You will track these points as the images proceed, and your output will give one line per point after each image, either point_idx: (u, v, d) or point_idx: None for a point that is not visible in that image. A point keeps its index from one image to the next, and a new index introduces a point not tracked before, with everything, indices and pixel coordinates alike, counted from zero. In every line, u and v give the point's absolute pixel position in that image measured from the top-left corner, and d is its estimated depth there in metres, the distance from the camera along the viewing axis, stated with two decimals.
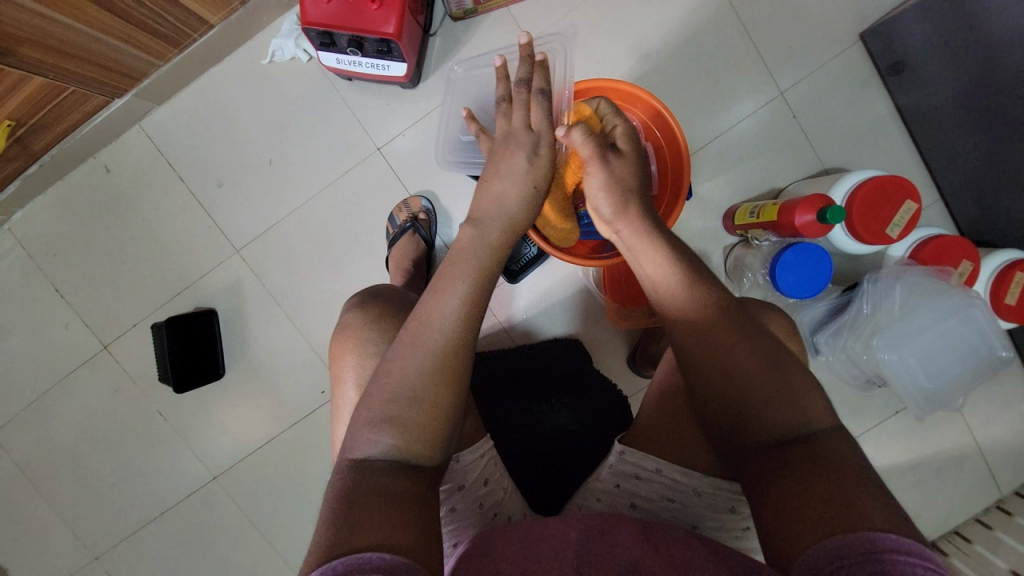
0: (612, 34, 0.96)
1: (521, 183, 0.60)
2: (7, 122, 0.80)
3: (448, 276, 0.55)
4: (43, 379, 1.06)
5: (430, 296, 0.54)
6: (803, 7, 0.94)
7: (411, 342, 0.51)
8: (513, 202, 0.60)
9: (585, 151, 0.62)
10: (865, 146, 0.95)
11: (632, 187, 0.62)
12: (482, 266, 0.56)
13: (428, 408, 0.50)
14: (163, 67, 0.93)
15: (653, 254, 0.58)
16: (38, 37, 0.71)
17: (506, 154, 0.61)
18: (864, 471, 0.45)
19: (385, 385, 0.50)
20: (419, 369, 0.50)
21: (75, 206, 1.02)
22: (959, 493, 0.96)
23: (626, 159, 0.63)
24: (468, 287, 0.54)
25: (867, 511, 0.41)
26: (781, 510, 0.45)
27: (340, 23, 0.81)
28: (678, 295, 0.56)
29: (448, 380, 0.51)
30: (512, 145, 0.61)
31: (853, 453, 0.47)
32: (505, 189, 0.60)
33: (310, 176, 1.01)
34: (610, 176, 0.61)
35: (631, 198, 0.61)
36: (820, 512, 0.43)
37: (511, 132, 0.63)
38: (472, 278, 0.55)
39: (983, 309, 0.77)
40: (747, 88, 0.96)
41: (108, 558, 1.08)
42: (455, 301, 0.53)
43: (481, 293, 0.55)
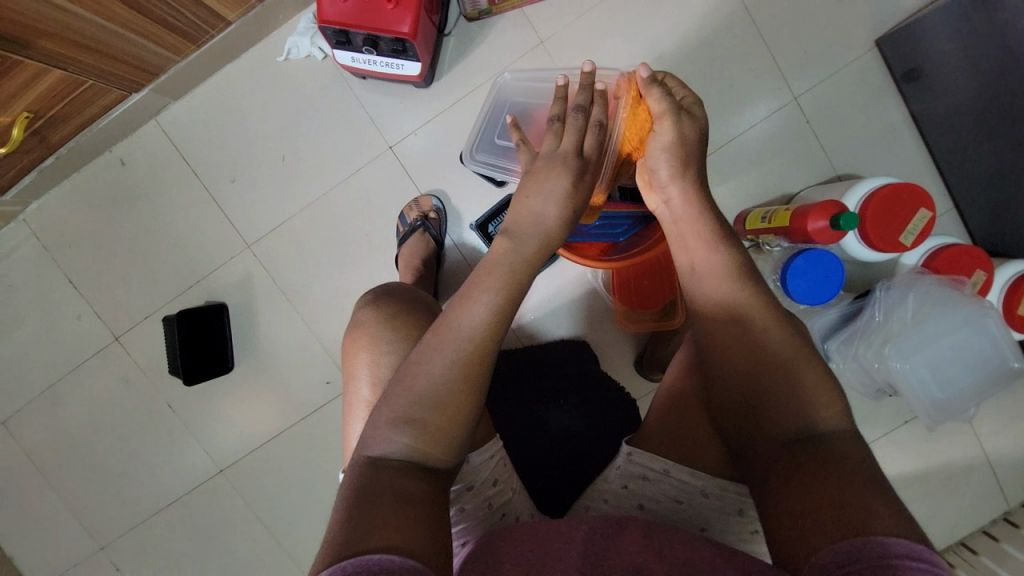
0: (626, 36, 0.96)
1: (560, 203, 0.58)
2: (26, 115, 0.81)
3: (477, 282, 0.55)
4: (54, 369, 1.07)
5: (459, 301, 0.54)
6: (819, 12, 0.94)
7: (433, 346, 0.52)
8: (552, 223, 0.58)
9: (660, 102, 0.60)
10: (879, 153, 0.95)
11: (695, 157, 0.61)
12: (512, 275, 0.55)
13: (444, 412, 0.50)
14: (180, 63, 0.93)
15: (702, 230, 0.59)
16: (58, 31, 0.71)
17: (551, 176, 0.58)
18: (875, 476, 0.45)
19: (407, 389, 0.50)
20: (439, 373, 0.50)
21: (90, 199, 1.04)
22: (967, 504, 0.96)
23: (692, 124, 0.61)
24: (497, 295, 0.54)
25: (878, 517, 0.41)
26: (792, 514, 0.45)
27: (357, 22, 0.81)
28: (727, 274, 0.56)
29: (469, 385, 0.51)
30: (558, 163, 0.59)
31: (864, 459, 0.46)
32: (545, 210, 0.58)
33: (322, 173, 1.01)
34: (678, 135, 0.60)
35: (690, 167, 0.61)
36: (831, 516, 0.43)
37: (557, 152, 0.60)
38: (505, 286, 0.54)
39: (997, 319, 0.76)
40: (761, 94, 0.95)
41: (114, 548, 1.09)
42: (483, 308, 0.53)
43: (509, 305, 0.54)
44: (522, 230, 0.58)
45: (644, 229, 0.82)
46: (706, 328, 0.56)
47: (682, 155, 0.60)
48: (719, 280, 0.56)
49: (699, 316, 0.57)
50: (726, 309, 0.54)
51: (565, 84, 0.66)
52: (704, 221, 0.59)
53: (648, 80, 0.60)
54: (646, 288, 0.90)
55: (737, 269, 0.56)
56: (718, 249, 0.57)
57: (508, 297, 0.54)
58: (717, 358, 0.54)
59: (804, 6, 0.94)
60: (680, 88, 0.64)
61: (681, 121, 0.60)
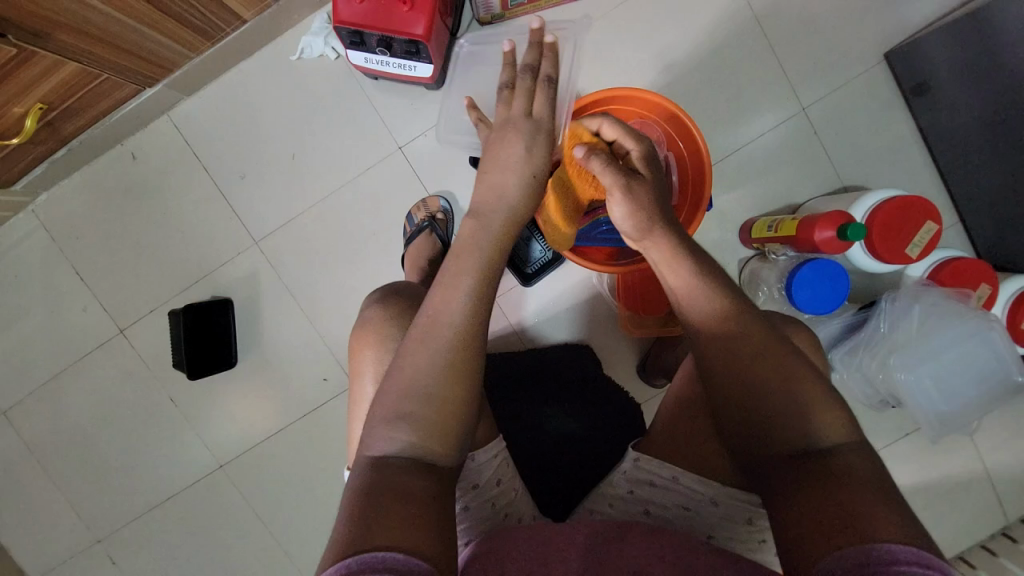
0: (637, 44, 0.96)
1: (521, 173, 0.61)
2: (40, 106, 0.81)
3: (454, 270, 0.56)
4: (58, 360, 1.07)
5: (439, 290, 0.55)
6: (829, 25, 0.95)
7: (422, 337, 0.52)
8: (512, 191, 0.60)
9: (610, 177, 0.60)
10: (885, 165, 0.96)
11: (659, 196, 0.61)
12: (489, 258, 0.57)
13: (441, 403, 0.50)
14: (194, 59, 0.94)
15: (679, 256, 0.58)
16: (75, 23, 0.72)
17: (503, 141, 0.62)
18: (882, 485, 0.45)
19: (400, 381, 0.51)
20: (432, 364, 0.51)
21: (100, 191, 1.04)
22: (966, 519, 0.95)
23: (647, 177, 0.61)
24: (473, 280, 0.55)
25: (883, 526, 0.41)
26: (798, 521, 0.45)
27: (371, 23, 0.82)
28: (706, 300, 0.56)
29: (464, 374, 0.52)
30: (512, 132, 0.63)
31: (871, 468, 0.47)
32: (506, 180, 0.61)
33: (330, 172, 1.02)
34: (634, 200, 0.59)
35: (660, 221, 0.60)
36: (838, 524, 0.43)
37: (509, 118, 0.64)
38: (479, 273, 0.55)
39: (1002, 332, 0.76)
40: (769, 103, 0.96)
41: (111, 541, 1.09)
42: (463, 293, 0.54)
43: (487, 287, 0.56)
44: (498, 218, 0.59)
45: None
46: (701, 340, 0.55)
47: (642, 218, 0.59)
48: (700, 303, 0.56)
49: (693, 334, 0.56)
50: (711, 323, 0.55)
51: (514, 49, 0.67)
52: (679, 254, 0.59)
53: (587, 156, 0.61)
54: (652, 293, 0.91)
55: (711, 293, 0.56)
56: (695, 275, 0.57)
57: (487, 288, 0.55)
58: (716, 363, 0.54)
59: (815, 19, 0.95)
60: (624, 140, 0.64)
61: (636, 181, 0.60)
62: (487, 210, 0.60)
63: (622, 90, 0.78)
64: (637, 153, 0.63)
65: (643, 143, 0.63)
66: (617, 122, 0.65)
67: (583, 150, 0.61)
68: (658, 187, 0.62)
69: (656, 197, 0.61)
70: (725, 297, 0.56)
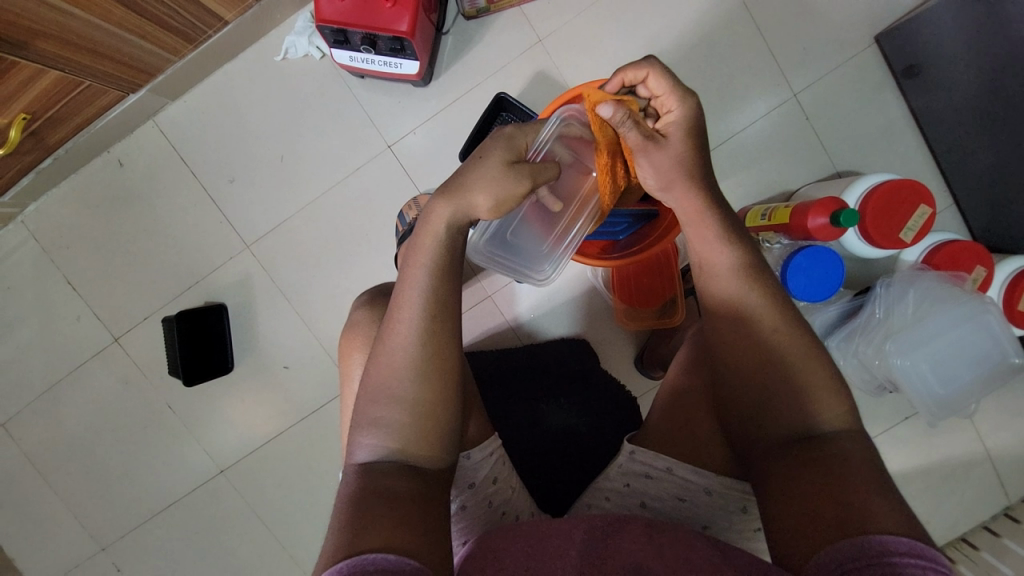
0: (625, 34, 0.95)
1: (480, 179, 0.56)
2: (23, 116, 0.80)
3: (410, 265, 0.54)
4: (53, 370, 1.07)
5: (400, 286, 0.54)
6: (818, 8, 0.94)
7: (389, 337, 0.52)
8: (479, 207, 0.56)
9: (634, 137, 0.59)
10: (878, 149, 0.95)
11: (695, 157, 0.59)
12: (442, 250, 0.55)
13: (416, 403, 0.50)
14: (178, 63, 0.93)
15: (716, 230, 0.56)
16: (54, 31, 0.71)
17: (477, 158, 0.58)
18: (874, 473, 0.45)
19: (373, 383, 0.51)
20: (402, 364, 0.51)
21: (88, 199, 1.03)
22: (967, 501, 0.96)
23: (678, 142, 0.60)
24: (428, 271, 0.53)
25: (876, 516, 0.41)
26: (787, 512, 0.46)
27: (354, 21, 0.81)
28: (735, 278, 0.54)
29: (438, 370, 0.51)
30: (498, 141, 0.59)
31: (864, 456, 0.47)
32: (474, 199, 0.56)
33: (320, 173, 1.01)
34: (657, 164, 0.59)
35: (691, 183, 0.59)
36: (827, 516, 0.43)
37: (499, 134, 0.60)
38: (435, 267, 0.54)
39: (996, 314, 0.76)
40: (760, 90, 0.95)
41: (115, 549, 1.09)
42: (420, 288, 0.53)
43: (444, 279, 0.54)
44: (443, 206, 0.55)
45: (644, 227, 0.81)
46: (711, 327, 0.56)
47: (674, 175, 0.59)
48: (730, 283, 0.54)
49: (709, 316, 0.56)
50: (736, 308, 0.53)
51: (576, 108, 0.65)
52: (714, 229, 0.57)
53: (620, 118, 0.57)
54: (646, 286, 0.91)
55: (752, 281, 0.54)
56: (736, 256, 0.55)
57: (443, 278, 0.54)
58: (727, 351, 0.53)
59: (804, 3, 0.94)
60: (665, 97, 0.60)
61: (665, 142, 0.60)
62: (438, 199, 0.56)
63: None
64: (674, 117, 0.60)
65: (686, 105, 0.60)
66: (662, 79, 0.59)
67: (612, 109, 0.57)
68: (693, 156, 0.60)
69: (693, 154, 0.60)
70: (765, 287, 0.53)
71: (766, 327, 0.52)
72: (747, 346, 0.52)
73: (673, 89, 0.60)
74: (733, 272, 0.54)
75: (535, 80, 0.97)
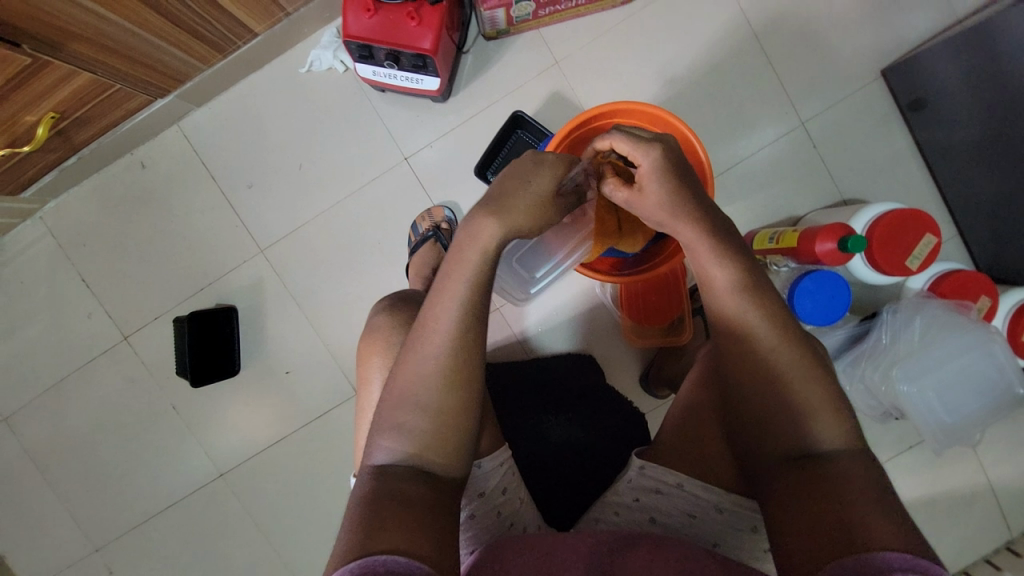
0: (639, 59, 0.98)
1: (530, 200, 0.58)
2: (52, 115, 0.82)
3: (450, 276, 0.55)
4: (60, 366, 1.07)
5: (436, 296, 0.55)
6: (827, 41, 0.97)
7: (419, 345, 0.53)
8: (522, 217, 0.58)
9: (620, 193, 0.62)
10: (884, 180, 0.97)
11: (678, 198, 0.58)
12: (488, 263, 0.56)
13: (439, 411, 0.51)
14: (206, 71, 0.96)
15: (710, 251, 0.57)
16: (89, 34, 0.73)
17: (513, 177, 0.60)
18: (880, 492, 0.45)
19: (397, 389, 0.52)
20: (430, 373, 0.51)
21: (108, 199, 1.05)
22: (969, 532, 0.95)
23: (654, 192, 0.59)
24: (469, 283, 0.54)
25: (880, 534, 0.42)
26: (794, 529, 0.46)
27: (380, 37, 0.83)
28: (734, 296, 0.55)
29: (461, 379, 0.52)
30: (532, 163, 0.61)
31: (870, 475, 0.47)
32: (518, 212, 0.57)
33: (337, 182, 1.03)
34: (646, 213, 0.61)
35: (682, 213, 0.58)
36: (832, 533, 0.43)
37: (523, 160, 0.62)
38: (475, 279, 0.55)
39: (1003, 345, 0.77)
40: (769, 118, 0.98)
41: (109, 550, 1.08)
42: (458, 298, 0.54)
43: (483, 291, 0.55)
44: (489, 221, 0.56)
45: (654, 246, 0.82)
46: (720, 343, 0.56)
47: (663, 216, 0.60)
48: (727, 300, 0.55)
49: (717, 335, 0.57)
50: (733, 325, 0.54)
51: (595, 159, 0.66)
52: (708, 252, 0.57)
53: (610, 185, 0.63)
54: (654, 304, 0.91)
55: (749, 299, 0.54)
56: (734, 274, 0.55)
57: (480, 291, 0.55)
58: (736, 370, 0.54)
59: (813, 36, 0.97)
60: (632, 156, 0.60)
61: (643, 193, 0.60)
62: (482, 215, 0.57)
63: (642, 108, 0.77)
64: (645, 168, 0.59)
65: (652, 157, 0.59)
66: (626, 139, 0.60)
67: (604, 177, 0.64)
68: (677, 195, 0.58)
69: (677, 200, 0.58)
70: (761, 303, 0.54)
71: (766, 347, 0.52)
72: (754, 367, 0.52)
73: (637, 144, 0.60)
74: (753, 297, 0.54)
75: (550, 100, 0.99)
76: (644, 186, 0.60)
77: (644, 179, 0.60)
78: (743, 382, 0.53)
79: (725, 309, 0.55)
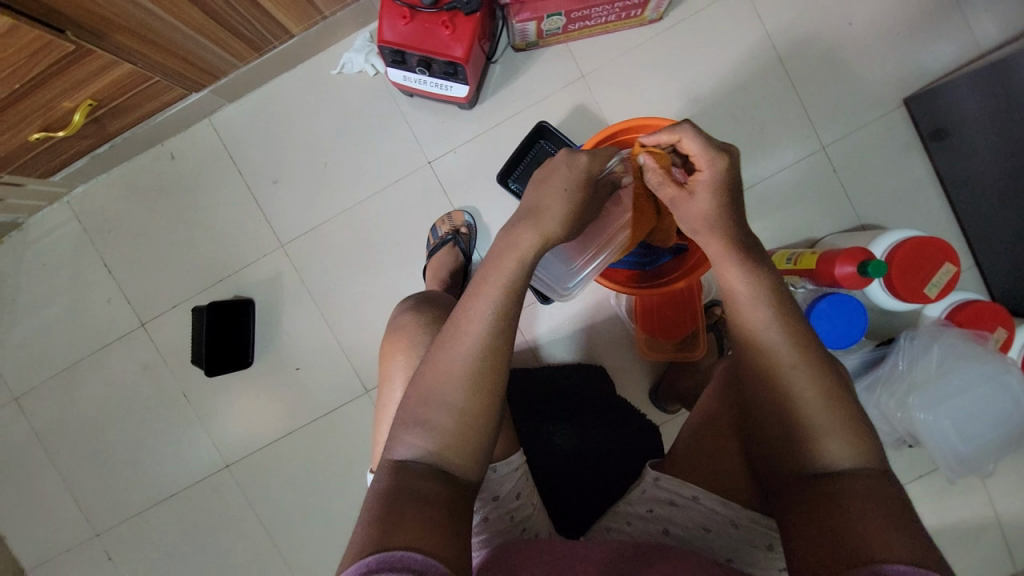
0: (665, 77, 1.00)
1: (567, 212, 0.61)
2: (90, 102, 0.84)
3: (488, 281, 0.56)
4: (76, 349, 1.09)
5: (470, 299, 0.56)
6: (851, 69, 0.98)
7: (448, 345, 0.54)
8: (553, 223, 0.60)
9: (667, 192, 0.63)
10: (902, 207, 0.98)
11: (726, 210, 0.61)
12: (522, 271, 0.57)
13: (464, 411, 0.51)
14: (240, 68, 0.98)
15: (735, 263, 0.58)
16: (134, 27, 0.75)
17: (550, 181, 0.63)
18: (898, 512, 0.45)
19: (424, 386, 0.53)
20: (458, 373, 0.52)
21: (135, 187, 1.07)
22: (976, 566, 0.94)
23: (709, 199, 0.61)
24: (504, 289, 0.55)
25: (896, 550, 0.41)
26: (810, 544, 0.46)
27: (414, 44, 0.85)
28: (755, 307, 0.56)
29: (487, 382, 0.52)
30: (563, 167, 0.63)
31: (889, 495, 0.46)
32: (550, 219, 0.60)
33: (361, 182, 1.05)
34: (688, 216, 0.63)
35: (719, 225, 0.60)
36: (847, 549, 0.43)
37: (557, 162, 0.64)
38: (509, 284, 0.56)
39: (1019, 377, 0.77)
40: (790, 140, 0.99)
41: (110, 535, 1.09)
42: (493, 302, 0.55)
43: (517, 297, 0.56)
44: (530, 231, 0.59)
45: (673, 261, 0.83)
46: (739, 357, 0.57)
47: (702, 223, 0.62)
48: (749, 311, 0.56)
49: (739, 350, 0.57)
50: (754, 338, 0.55)
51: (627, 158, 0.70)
52: (733, 264, 0.58)
53: (658, 181, 0.63)
54: (669, 318, 0.92)
55: (773, 313, 0.55)
56: (756, 287, 0.56)
57: (515, 298, 0.56)
58: (754, 383, 0.54)
59: (838, 63, 0.98)
60: (697, 158, 0.61)
61: (693, 197, 0.62)
62: (524, 225, 0.60)
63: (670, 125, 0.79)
64: (708, 174, 0.61)
65: (718, 166, 0.60)
66: (698, 139, 0.60)
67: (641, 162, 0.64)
68: (727, 207, 0.61)
69: (723, 214, 0.61)
70: (784, 317, 0.55)
71: (788, 361, 0.52)
72: (773, 382, 0.52)
73: (707, 149, 0.60)
74: (785, 321, 0.54)
75: (575, 112, 1.01)
76: (699, 191, 0.61)
77: (701, 184, 0.61)
78: (762, 397, 0.53)
79: (761, 333, 0.54)
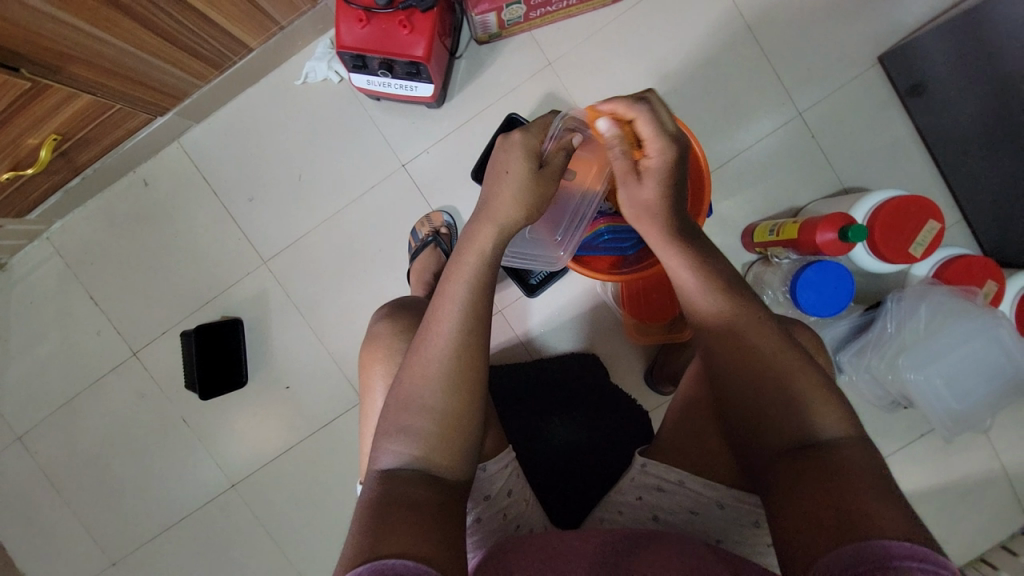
0: (632, 57, 0.98)
1: (520, 199, 0.59)
2: (54, 136, 0.83)
3: (451, 280, 0.56)
4: (72, 383, 1.09)
5: (439, 299, 0.55)
6: (821, 31, 0.96)
7: (423, 348, 0.53)
8: (507, 207, 0.59)
9: (621, 165, 0.61)
10: (884, 167, 0.96)
11: (669, 208, 0.60)
12: (486, 265, 0.56)
13: (443, 413, 0.51)
14: (204, 88, 0.98)
15: (678, 255, 0.59)
16: (87, 57, 0.74)
17: (501, 164, 0.60)
18: (879, 479, 0.45)
19: (403, 392, 0.52)
20: (433, 376, 0.52)
21: (112, 217, 1.07)
22: (985, 520, 0.94)
23: (657, 186, 0.60)
24: (469, 286, 0.55)
25: (883, 519, 0.41)
26: (791, 515, 0.45)
27: (373, 47, 0.84)
28: (707, 295, 0.56)
29: (464, 381, 0.52)
30: (518, 149, 0.60)
31: (869, 462, 0.46)
32: (503, 207, 0.59)
33: (337, 191, 1.04)
34: (633, 198, 0.61)
35: (655, 221, 0.60)
36: (831, 521, 0.42)
37: (508, 142, 0.61)
38: (474, 280, 0.55)
39: (1010, 329, 0.76)
40: (765, 109, 0.97)
41: (125, 563, 1.10)
42: (460, 300, 0.54)
43: (484, 293, 0.55)
44: (487, 225, 0.58)
45: None
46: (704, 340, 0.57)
47: (646, 211, 0.61)
48: (701, 300, 0.56)
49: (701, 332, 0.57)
50: (721, 319, 0.55)
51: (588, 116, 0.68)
52: (679, 255, 0.59)
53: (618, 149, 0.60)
54: (656, 303, 0.91)
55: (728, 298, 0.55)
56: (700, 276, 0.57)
57: (483, 294, 0.55)
58: (731, 362, 0.54)
59: (806, 26, 0.96)
60: (649, 141, 0.58)
61: (644, 179, 0.60)
62: (479, 221, 0.59)
63: None
64: (655, 164, 0.59)
65: (667, 155, 0.58)
66: (650, 124, 0.57)
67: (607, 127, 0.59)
68: (671, 199, 0.60)
69: (666, 206, 0.60)
70: (732, 303, 0.55)
71: (764, 337, 0.53)
72: (750, 358, 0.52)
73: (659, 134, 0.58)
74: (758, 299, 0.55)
75: (545, 101, 1.00)
76: (649, 177, 0.60)
77: (649, 172, 0.59)
78: (735, 374, 0.53)
79: (736, 313, 0.54)
